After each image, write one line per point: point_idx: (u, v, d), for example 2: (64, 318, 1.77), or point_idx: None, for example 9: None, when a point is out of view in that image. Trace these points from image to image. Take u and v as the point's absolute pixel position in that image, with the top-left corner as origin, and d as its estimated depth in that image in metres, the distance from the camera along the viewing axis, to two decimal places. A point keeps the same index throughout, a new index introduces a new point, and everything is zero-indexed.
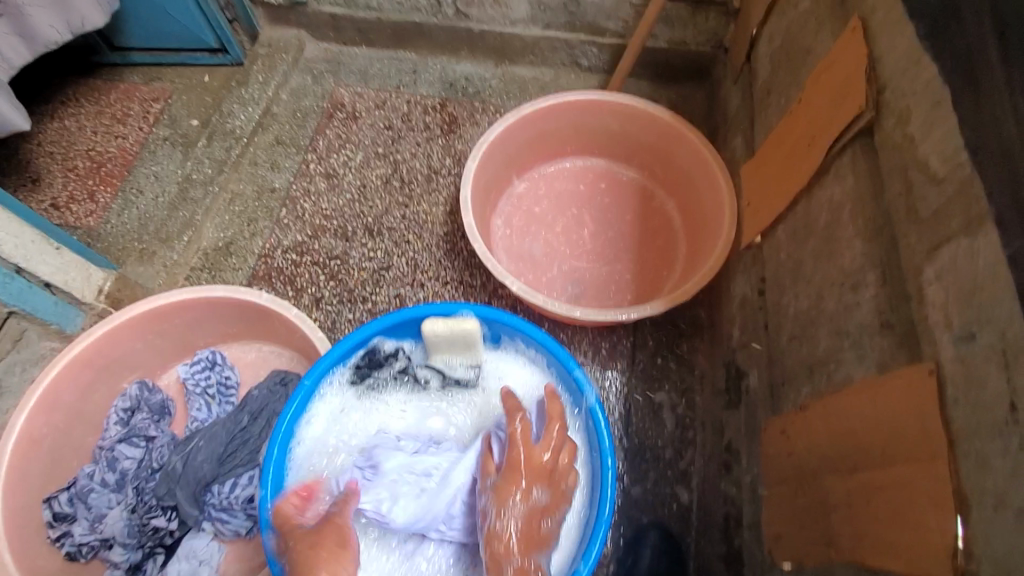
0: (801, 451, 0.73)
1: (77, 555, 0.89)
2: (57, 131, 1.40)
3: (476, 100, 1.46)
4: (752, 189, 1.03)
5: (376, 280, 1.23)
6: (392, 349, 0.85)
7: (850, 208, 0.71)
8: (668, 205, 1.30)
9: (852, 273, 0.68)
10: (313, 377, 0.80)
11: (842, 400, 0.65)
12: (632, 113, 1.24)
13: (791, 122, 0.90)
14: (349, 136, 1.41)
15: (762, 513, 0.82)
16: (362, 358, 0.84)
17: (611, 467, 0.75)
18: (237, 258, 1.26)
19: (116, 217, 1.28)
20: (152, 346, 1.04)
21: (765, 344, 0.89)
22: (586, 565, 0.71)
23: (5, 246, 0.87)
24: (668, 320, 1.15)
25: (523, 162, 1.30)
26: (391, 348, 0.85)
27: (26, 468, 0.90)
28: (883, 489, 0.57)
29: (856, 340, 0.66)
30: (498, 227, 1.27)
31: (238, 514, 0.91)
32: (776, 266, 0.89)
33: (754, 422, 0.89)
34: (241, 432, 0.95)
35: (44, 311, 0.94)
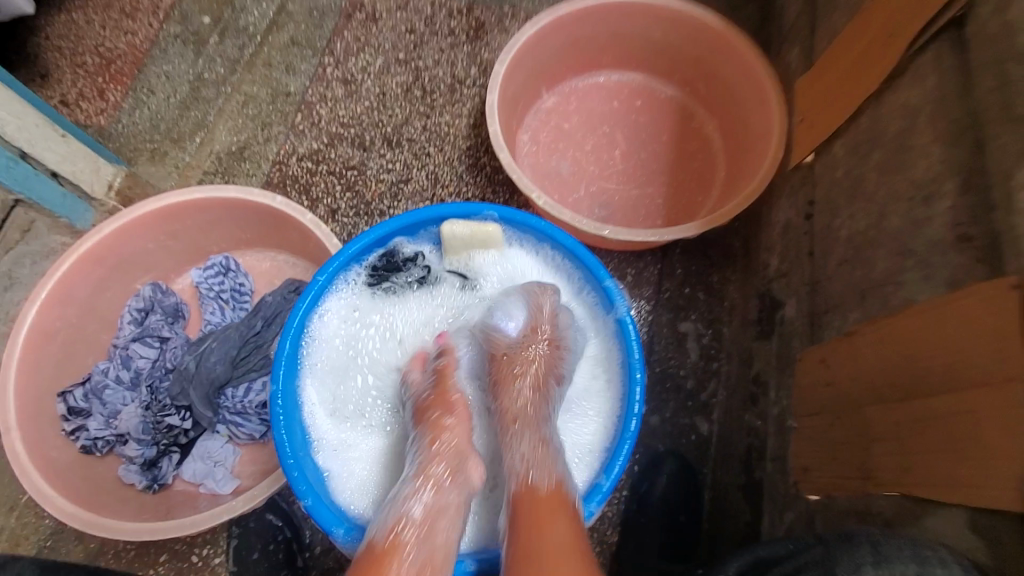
0: (841, 380, 0.67)
1: (92, 449, 0.87)
2: (65, 24, 1.31)
3: (506, 4, 1.34)
4: (807, 104, 0.93)
5: (395, 194, 1.18)
6: (412, 252, 0.80)
7: (930, 112, 0.63)
8: (708, 127, 1.20)
9: (926, 184, 0.61)
10: (328, 273, 0.75)
11: (898, 324, 0.58)
12: (679, 20, 1.12)
13: (865, 22, 0.80)
14: (368, 39, 1.31)
15: (788, 445, 0.78)
16: (379, 259, 0.79)
17: (639, 382, 0.73)
18: (250, 164, 1.21)
19: (127, 116, 1.23)
20: (164, 248, 1.01)
21: (808, 271, 0.83)
22: (609, 481, 0.69)
23: (6, 126, 0.82)
24: (700, 248, 1.09)
25: (554, 72, 1.20)
26: (410, 251, 0.80)
27: (40, 360, 0.88)
28: (941, 418, 0.52)
29: (923, 259, 0.59)
30: (524, 143, 1.19)
31: (252, 419, 0.91)
32: (829, 186, 0.81)
33: (788, 352, 0.84)
34: (255, 337, 0.92)
35: (52, 202, 0.90)
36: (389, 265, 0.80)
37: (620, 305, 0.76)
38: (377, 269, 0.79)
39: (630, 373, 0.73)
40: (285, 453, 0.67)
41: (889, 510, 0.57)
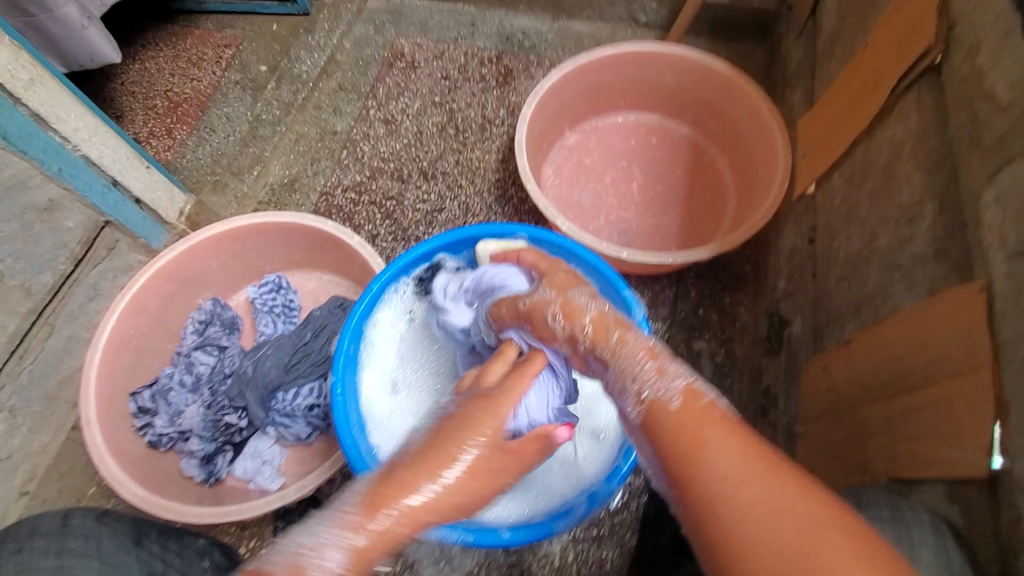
0: (841, 384, 0.74)
1: (157, 444, 0.98)
2: (138, 72, 1.48)
3: (532, 54, 1.49)
4: (808, 141, 1.03)
5: (429, 221, 1.29)
6: (453, 268, 0.91)
7: (911, 145, 0.71)
8: (719, 162, 1.30)
9: (910, 207, 0.68)
10: (381, 283, 0.86)
11: (888, 330, 0.66)
12: (690, 67, 1.24)
13: (856, 68, 0.90)
14: (407, 84, 1.46)
15: (796, 450, 0.84)
16: (425, 271, 0.90)
17: None
18: (301, 195, 1.33)
19: (191, 152, 1.36)
20: (226, 267, 1.12)
21: (812, 290, 0.90)
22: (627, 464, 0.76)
23: (104, 158, 0.94)
24: (712, 272, 1.17)
25: (577, 113, 1.32)
26: (452, 266, 0.91)
27: (115, 364, 0.99)
28: (922, 408, 0.59)
29: (908, 271, 0.66)
30: (548, 176, 1.30)
31: (299, 420, 0.99)
32: (829, 212, 0.89)
33: (795, 365, 0.91)
34: (304, 346, 1.02)
35: (133, 223, 1.02)
36: (434, 277, 0.91)
37: (637, 313, 0.84)
38: (423, 281, 0.90)
39: None
40: (342, 433, 0.76)
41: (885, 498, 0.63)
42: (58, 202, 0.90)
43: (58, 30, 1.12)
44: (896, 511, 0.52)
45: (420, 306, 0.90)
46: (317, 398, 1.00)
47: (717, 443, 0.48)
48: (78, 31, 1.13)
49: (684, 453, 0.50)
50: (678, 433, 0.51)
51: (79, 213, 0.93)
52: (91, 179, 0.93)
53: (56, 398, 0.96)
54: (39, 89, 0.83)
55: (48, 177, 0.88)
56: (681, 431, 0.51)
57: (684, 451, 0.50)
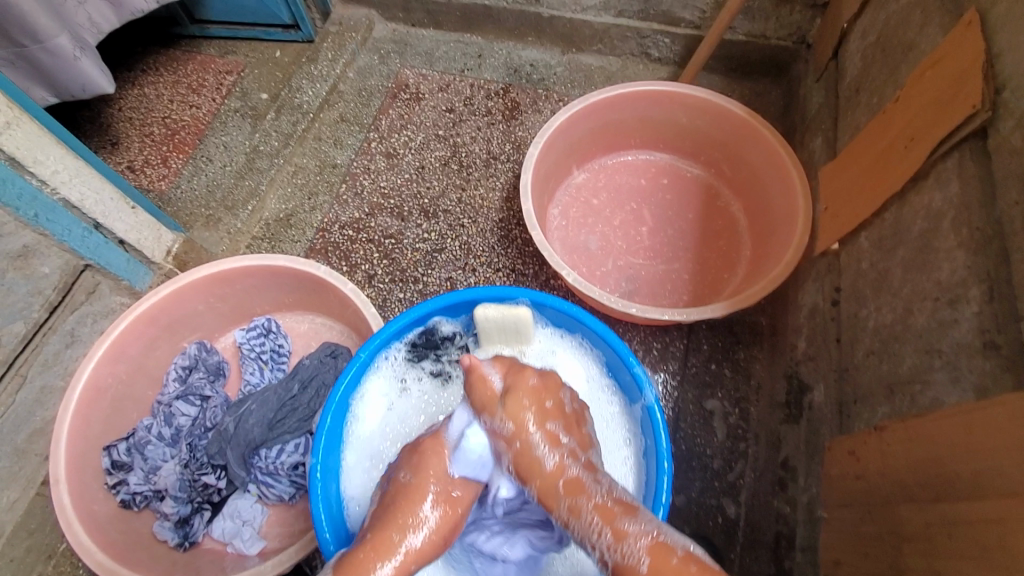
0: (872, 475, 0.67)
1: (130, 504, 0.91)
2: (137, 97, 1.45)
3: (540, 87, 1.44)
4: (831, 193, 0.97)
5: (429, 262, 1.23)
6: (449, 332, 0.86)
7: (952, 216, 0.65)
8: (733, 206, 1.24)
9: (951, 287, 0.62)
10: (370, 351, 0.81)
11: (927, 425, 0.59)
12: (705, 108, 1.19)
13: (885, 122, 0.84)
14: (411, 117, 1.41)
15: (820, 536, 0.77)
16: (418, 336, 0.86)
17: (666, 471, 0.73)
18: (296, 231, 1.28)
19: (186, 183, 1.31)
20: (213, 309, 1.07)
21: (836, 358, 0.84)
22: None
23: (85, 200, 0.89)
24: (726, 325, 1.10)
25: (585, 151, 1.27)
26: (448, 331, 0.86)
27: (90, 416, 0.93)
28: (971, 524, 0.52)
29: (950, 360, 0.60)
30: (554, 217, 1.25)
31: (282, 480, 0.93)
32: (855, 276, 0.83)
33: (816, 439, 0.84)
34: (291, 400, 0.96)
35: (117, 266, 0.97)
36: (427, 343, 0.86)
37: (649, 393, 0.78)
38: (416, 346, 0.86)
39: (658, 462, 0.73)
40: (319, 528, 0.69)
41: None
42: (33, 248, 0.85)
43: (51, 62, 1.08)
44: None
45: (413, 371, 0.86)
46: (302, 455, 0.94)
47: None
48: (72, 62, 1.10)
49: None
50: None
51: (56, 258, 0.88)
52: (70, 223, 0.88)
53: (26, 452, 0.90)
54: (15, 132, 0.79)
55: (22, 223, 0.83)
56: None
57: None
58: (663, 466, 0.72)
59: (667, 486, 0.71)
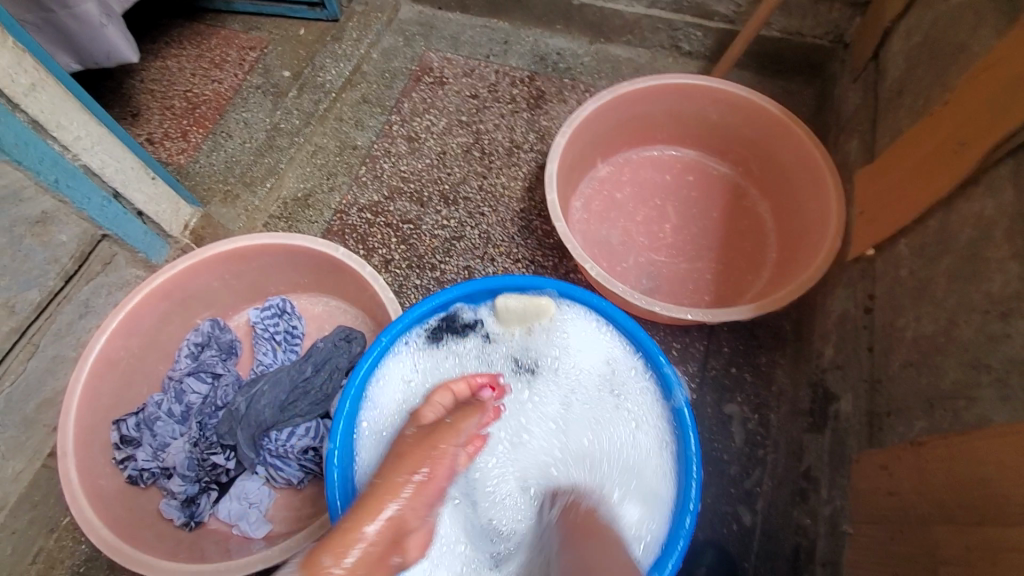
0: (905, 492, 0.64)
1: (137, 480, 0.90)
2: (159, 69, 1.43)
3: (567, 77, 1.41)
4: (868, 198, 0.93)
5: (447, 249, 1.21)
6: (471, 319, 0.87)
7: (1006, 226, 0.62)
8: (760, 206, 1.21)
9: (1003, 300, 0.59)
10: (391, 335, 0.81)
11: (971, 443, 0.56)
12: (738, 105, 1.15)
13: (932, 126, 0.81)
14: (434, 101, 1.39)
15: (843, 551, 0.75)
16: (441, 321, 0.85)
17: (694, 475, 0.74)
18: (314, 211, 1.26)
19: (205, 157, 1.29)
20: (228, 286, 1.05)
21: (867, 368, 0.81)
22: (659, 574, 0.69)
23: (106, 168, 0.88)
24: (748, 328, 1.08)
25: (611, 144, 1.24)
26: (470, 318, 0.87)
27: (100, 389, 0.91)
28: (1018, 550, 0.50)
29: (1000, 376, 0.57)
30: (577, 210, 1.22)
31: (292, 463, 0.92)
32: (892, 283, 0.80)
33: (842, 451, 0.81)
34: (304, 382, 0.94)
35: (134, 238, 0.96)
36: (448, 328, 0.86)
37: (678, 394, 0.79)
38: (437, 331, 0.86)
39: (686, 465, 0.74)
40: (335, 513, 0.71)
41: None
42: (52, 214, 0.83)
43: (76, 27, 1.06)
44: None
45: (432, 355, 0.85)
46: (313, 440, 0.93)
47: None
48: (96, 28, 1.08)
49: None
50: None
51: (74, 226, 0.86)
52: (90, 191, 0.86)
53: (36, 421, 0.87)
54: (40, 94, 0.77)
55: (43, 188, 0.81)
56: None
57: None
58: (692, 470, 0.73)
59: (696, 489, 0.72)
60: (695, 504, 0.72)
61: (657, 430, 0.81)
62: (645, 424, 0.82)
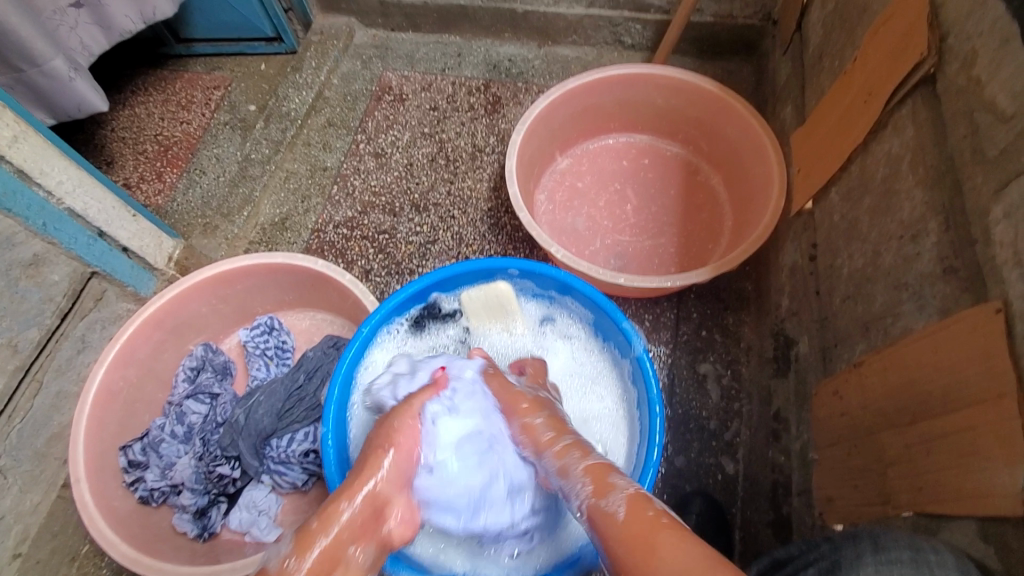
0: (856, 410, 0.71)
1: (149, 499, 0.95)
2: (128, 117, 1.48)
3: (520, 81, 1.49)
4: (803, 156, 1.01)
5: (423, 253, 1.27)
6: (451, 309, 0.93)
7: (910, 159, 0.69)
8: (712, 179, 1.29)
9: (913, 224, 0.66)
10: (374, 326, 0.87)
11: (902, 352, 0.63)
12: (679, 87, 1.23)
13: (846, 82, 0.88)
14: (396, 118, 1.45)
15: (813, 478, 0.81)
16: (421, 311, 0.92)
17: (658, 414, 0.79)
18: (292, 233, 1.32)
19: (182, 195, 1.34)
20: (216, 310, 1.10)
21: (817, 309, 0.87)
22: None
23: (89, 209, 0.93)
24: (713, 292, 1.14)
25: (567, 137, 1.31)
26: (450, 308, 0.93)
27: (104, 418, 0.96)
28: (946, 436, 0.56)
29: (917, 290, 0.64)
30: (542, 202, 1.29)
31: (295, 467, 0.96)
32: (829, 229, 0.87)
33: (804, 388, 0.88)
34: (299, 390, 1.00)
35: (121, 273, 1.01)
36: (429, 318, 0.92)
37: (638, 344, 0.84)
38: (419, 321, 0.92)
39: (649, 406, 0.80)
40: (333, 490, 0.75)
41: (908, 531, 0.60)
42: (43, 256, 0.89)
43: (49, 84, 1.12)
44: (917, 553, 0.50)
45: (416, 343, 0.92)
46: (313, 443, 0.97)
47: (666, 537, 0.53)
48: (67, 83, 1.13)
49: (615, 542, 0.56)
50: (623, 542, 0.55)
51: (64, 265, 0.92)
52: (76, 232, 0.92)
53: (46, 455, 0.93)
54: (22, 145, 0.83)
55: (32, 232, 0.87)
56: (621, 536, 0.56)
57: (626, 558, 0.54)
58: (655, 409, 0.79)
59: (660, 427, 0.77)
60: (660, 439, 0.77)
61: (615, 392, 0.89)
62: (604, 390, 0.90)
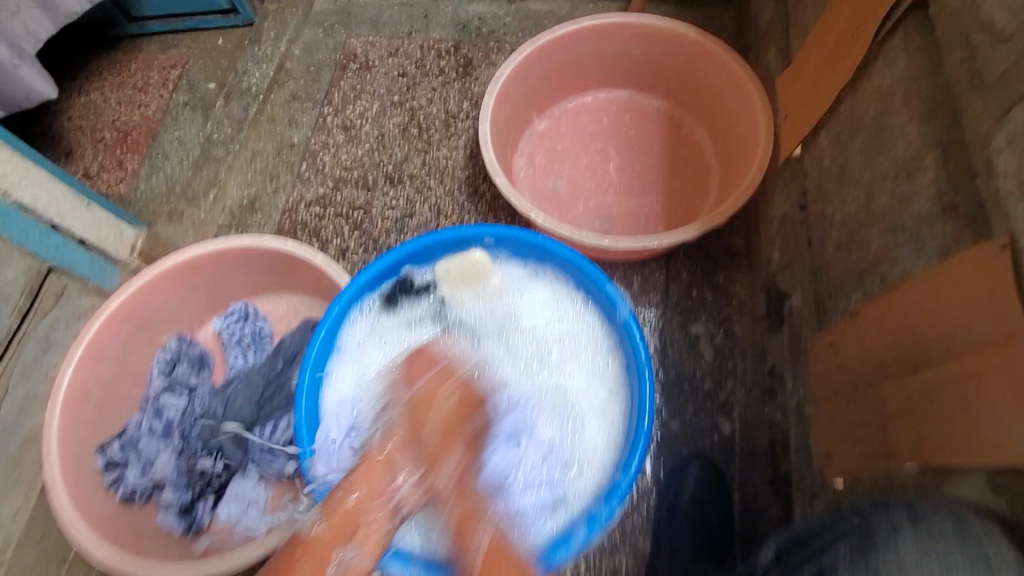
0: (852, 362, 0.68)
1: (132, 498, 0.92)
2: (84, 104, 1.39)
3: (491, 41, 1.41)
4: (790, 100, 0.96)
5: (400, 228, 1.22)
6: (423, 282, 0.89)
7: (903, 92, 0.65)
8: (697, 132, 1.23)
9: (908, 161, 0.62)
10: (342, 305, 0.84)
11: (900, 297, 0.60)
12: (657, 36, 1.16)
13: (831, 17, 0.83)
14: (363, 87, 1.38)
15: (811, 433, 0.79)
16: (393, 287, 0.88)
17: (647, 378, 0.79)
18: (262, 215, 1.25)
19: (145, 182, 1.28)
20: (187, 300, 1.06)
21: (809, 260, 0.84)
22: (630, 473, 0.74)
23: (38, 201, 0.89)
24: (702, 250, 1.10)
25: (543, 97, 1.25)
26: (422, 281, 0.89)
27: (78, 419, 0.93)
28: (948, 385, 0.53)
29: (914, 233, 0.60)
30: (520, 167, 1.23)
31: (281, 455, 0.93)
32: (819, 174, 0.83)
33: (799, 341, 0.85)
34: (277, 377, 0.97)
35: (82, 267, 0.97)
36: (402, 291, 0.89)
37: (622, 308, 0.83)
38: (391, 295, 0.89)
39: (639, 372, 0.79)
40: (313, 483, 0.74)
41: (912, 484, 0.58)
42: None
43: None
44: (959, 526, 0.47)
45: (391, 321, 0.89)
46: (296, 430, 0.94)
47: None
48: (11, 70, 1.06)
49: None
50: None
51: (19, 263, 0.88)
52: (27, 226, 0.88)
53: (22, 461, 0.91)
54: None
55: None
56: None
57: None
58: (644, 375, 0.79)
59: (650, 394, 0.77)
60: (651, 398, 0.77)
61: (603, 347, 0.87)
62: (592, 344, 0.87)
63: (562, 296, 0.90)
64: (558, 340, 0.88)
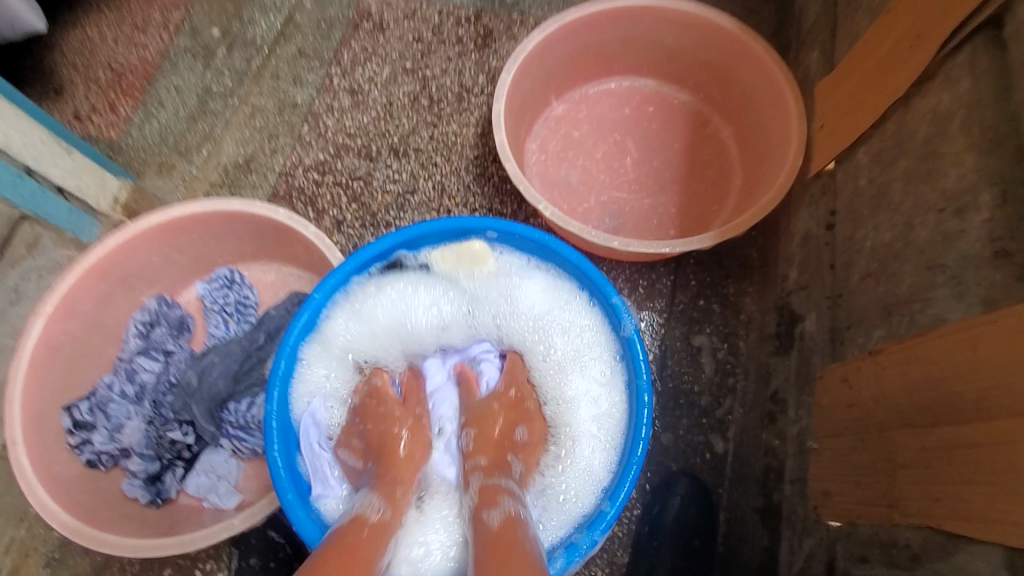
0: (865, 401, 0.64)
1: (97, 463, 0.88)
2: (80, 40, 1.28)
3: (515, 12, 1.32)
4: (828, 109, 0.89)
5: (401, 204, 1.17)
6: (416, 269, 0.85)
7: (961, 118, 0.59)
8: (723, 132, 1.16)
9: (958, 195, 0.58)
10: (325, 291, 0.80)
11: (928, 343, 0.55)
12: (694, 25, 1.09)
13: (884, 26, 0.77)
14: (375, 49, 1.29)
15: (809, 467, 0.75)
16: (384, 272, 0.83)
17: (647, 403, 0.75)
18: (257, 176, 1.19)
19: (137, 130, 1.22)
20: (171, 260, 1.01)
21: (829, 284, 0.79)
22: (616, 505, 0.71)
23: (12, 142, 0.82)
24: (714, 259, 1.04)
25: (564, 79, 1.17)
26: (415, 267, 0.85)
27: (45, 375, 0.89)
28: (973, 447, 0.50)
29: (955, 274, 0.57)
30: (532, 151, 1.16)
31: (255, 433, 0.90)
32: (851, 195, 0.77)
33: (806, 369, 0.80)
34: (257, 351, 0.92)
35: (57, 217, 0.92)
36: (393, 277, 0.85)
37: (628, 323, 0.78)
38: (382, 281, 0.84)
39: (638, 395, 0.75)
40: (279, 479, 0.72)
41: (918, 544, 0.55)
42: None
43: None
44: None
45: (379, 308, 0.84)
46: None
47: None
48: None
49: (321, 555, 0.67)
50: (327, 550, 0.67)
51: None
52: None
53: None
54: None
55: None
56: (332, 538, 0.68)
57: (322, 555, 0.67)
58: (644, 399, 0.74)
59: (647, 420, 0.73)
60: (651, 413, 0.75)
61: (604, 359, 0.82)
62: (592, 355, 0.83)
63: (564, 299, 0.85)
64: (558, 346, 0.84)
